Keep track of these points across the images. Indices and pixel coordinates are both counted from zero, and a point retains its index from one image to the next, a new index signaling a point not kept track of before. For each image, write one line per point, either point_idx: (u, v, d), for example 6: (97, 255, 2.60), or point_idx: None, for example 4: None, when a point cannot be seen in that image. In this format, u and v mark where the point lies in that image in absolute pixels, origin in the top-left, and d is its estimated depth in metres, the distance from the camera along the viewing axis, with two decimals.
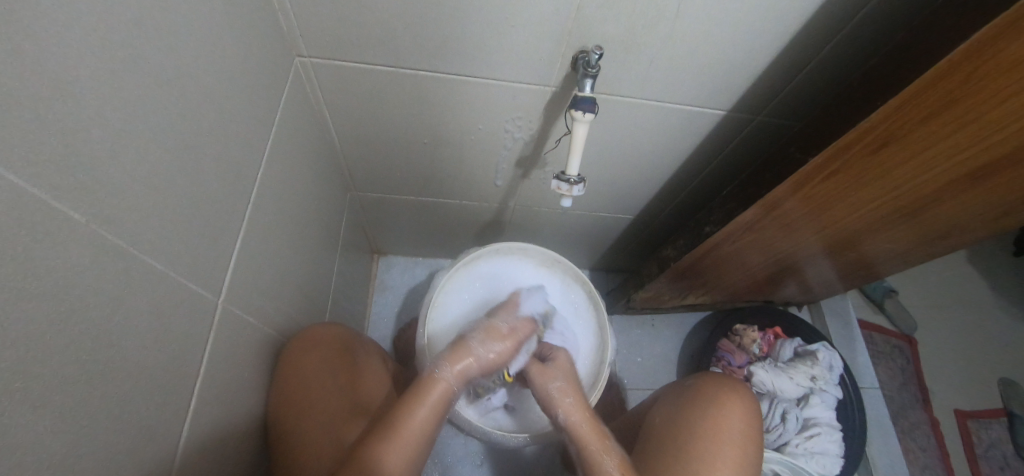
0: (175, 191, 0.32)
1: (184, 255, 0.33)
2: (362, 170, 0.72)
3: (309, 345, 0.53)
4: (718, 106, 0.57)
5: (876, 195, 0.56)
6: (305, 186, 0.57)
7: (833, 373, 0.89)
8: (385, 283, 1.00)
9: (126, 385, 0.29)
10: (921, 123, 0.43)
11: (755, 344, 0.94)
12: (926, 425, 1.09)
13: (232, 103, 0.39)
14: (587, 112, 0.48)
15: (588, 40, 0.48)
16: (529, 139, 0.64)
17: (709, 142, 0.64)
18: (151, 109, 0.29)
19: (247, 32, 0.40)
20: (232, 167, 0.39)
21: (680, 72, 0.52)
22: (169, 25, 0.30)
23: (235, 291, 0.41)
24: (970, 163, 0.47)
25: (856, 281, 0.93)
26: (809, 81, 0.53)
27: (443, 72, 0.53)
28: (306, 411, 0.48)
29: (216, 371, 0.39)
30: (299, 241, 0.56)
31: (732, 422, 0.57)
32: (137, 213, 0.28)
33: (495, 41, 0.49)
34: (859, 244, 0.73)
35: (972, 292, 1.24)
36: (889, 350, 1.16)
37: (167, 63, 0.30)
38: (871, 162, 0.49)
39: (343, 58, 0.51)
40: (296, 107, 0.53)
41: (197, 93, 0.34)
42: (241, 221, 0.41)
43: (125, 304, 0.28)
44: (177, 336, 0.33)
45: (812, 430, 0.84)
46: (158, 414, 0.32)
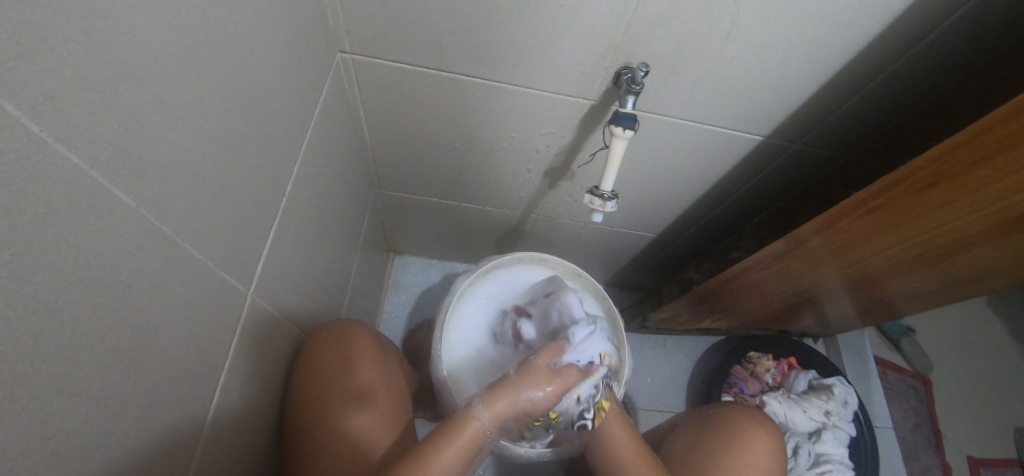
0: (219, 181, 0.32)
1: (222, 246, 0.33)
2: (390, 170, 0.72)
3: (332, 345, 0.52)
4: (758, 132, 0.56)
5: (910, 235, 0.54)
6: (335, 182, 0.57)
7: (847, 409, 0.87)
8: (399, 282, 1.00)
9: (160, 371, 0.29)
10: (969, 169, 0.42)
11: (769, 373, 0.93)
12: (938, 469, 1.06)
13: (277, 97, 0.39)
14: (628, 129, 0.47)
15: (635, 56, 0.47)
16: (561, 151, 0.63)
17: (742, 168, 0.63)
18: (205, 98, 0.29)
19: (296, 26, 0.40)
20: (271, 159, 0.39)
21: (724, 95, 0.51)
22: (229, 15, 0.30)
23: (263, 284, 0.40)
24: (1010, 211, 0.46)
25: (876, 318, 0.91)
26: (851, 115, 0.52)
27: (484, 78, 0.53)
28: (324, 415, 0.47)
29: (241, 363, 0.38)
30: (325, 236, 0.56)
31: (757, 456, 0.56)
32: (184, 202, 0.28)
33: (541, 52, 0.48)
34: (884, 282, 0.71)
35: (992, 338, 1.21)
36: (904, 390, 1.13)
37: (224, 52, 0.30)
38: (917, 202, 0.48)
39: (385, 57, 0.52)
40: (334, 102, 0.53)
41: (246, 86, 0.34)
42: (276, 214, 0.41)
43: (167, 290, 0.28)
44: (210, 325, 0.33)
45: (823, 467, 0.81)
46: (184, 404, 0.31)
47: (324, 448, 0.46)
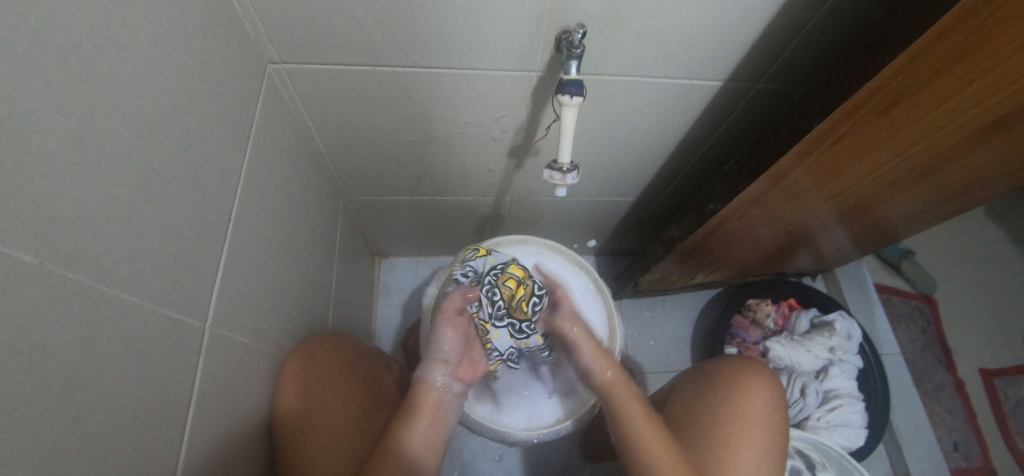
0: (138, 221, 0.31)
1: (157, 287, 0.32)
2: (353, 175, 0.70)
3: (306, 360, 0.52)
4: (714, 78, 0.54)
5: (890, 156, 0.53)
6: (292, 198, 0.56)
7: (852, 343, 0.87)
8: (389, 285, 1.00)
9: (107, 424, 0.28)
10: (932, 80, 0.41)
11: (769, 318, 0.92)
12: (950, 386, 1.06)
13: (194, 123, 0.37)
14: (576, 95, 0.45)
15: (569, 17, 0.44)
16: (519, 129, 0.61)
17: (706, 117, 0.61)
18: (100, 140, 0.28)
19: (204, 46, 0.38)
20: (203, 188, 0.38)
21: (671, 46, 0.49)
22: (105, 46, 0.28)
23: (223, 315, 0.40)
24: (997, 110, 0.44)
25: (873, 246, 0.90)
26: (807, 46, 0.50)
27: (421, 66, 0.51)
28: (313, 424, 0.48)
29: (209, 399, 0.38)
30: (291, 254, 0.55)
31: (756, 407, 0.55)
32: (98, 247, 0.27)
33: (473, 30, 0.46)
34: (875, 208, 0.70)
35: (994, 246, 1.19)
36: (908, 312, 1.13)
37: (108, 86, 0.28)
38: (884, 122, 0.46)
39: (315, 62, 0.50)
40: (273, 117, 0.51)
41: (153, 118, 0.32)
42: (222, 243, 0.40)
43: (98, 339, 0.27)
44: (159, 366, 0.32)
45: (833, 403, 0.82)
46: (144, 450, 0.31)
47: (311, 452, 0.47)
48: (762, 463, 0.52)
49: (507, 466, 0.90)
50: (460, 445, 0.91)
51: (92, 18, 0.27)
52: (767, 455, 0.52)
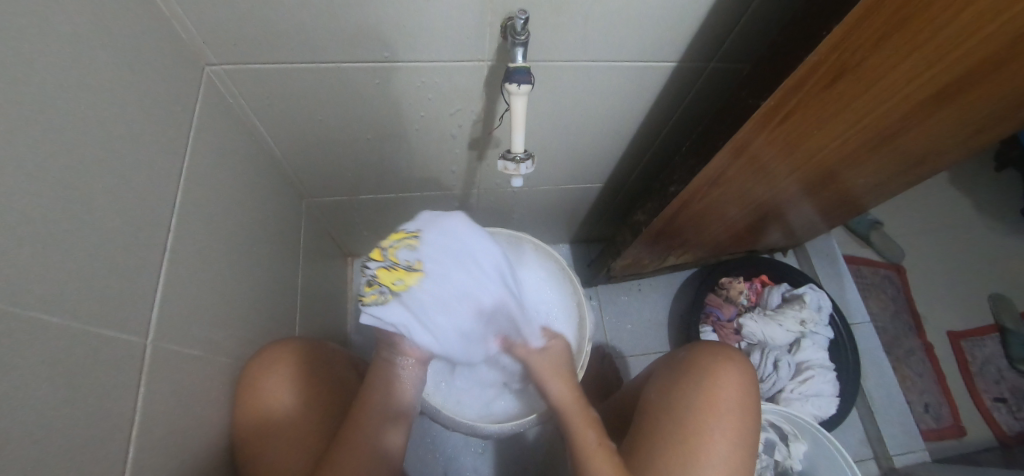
0: (59, 238, 0.29)
1: (89, 304, 0.31)
2: (312, 176, 0.69)
3: (265, 365, 0.51)
4: (668, 59, 0.53)
5: (842, 130, 0.54)
6: (244, 203, 0.54)
7: (822, 314, 0.89)
8: (363, 285, 0.99)
9: (37, 451, 0.27)
10: (870, 53, 0.41)
11: (742, 295, 0.93)
12: (920, 350, 1.09)
13: (122, 132, 0.35)
14: (523, 83, 0.44)
15: (513, 5, 0.43)
16: (475, 120, 0.61)
17: (662, 99, 0.61)
18: (13, 155, 0.26)
19: (128, 50, 0.37)
20: (136, 198, 0.36)
21: (618, 28, 0.48)
22: (15, 57, 0.27)
23: (169, 328, 0.39)
24: (937, 80, 0.45)
25: (838, 219, 0.92)
26: (754, 22, 0.49)
27: (366, 60, 0.49)
28: (270, 432, 0.48)
29: (158, 416, 0.37)
30: (246, 261, 0.53)
31: (727, 390, 0.56)
32: (15, 269, 0.26)
33: (417, 20, 0.45)
34: (836, 181, 0.71)
35: (959, 213, 1.22)
36: (878, 281, 1.16)
37: (23, 97, 0.27)
38: (830, 95, 0.47)
39: (255, 61, 0.48)
40: (216, 120, 0.49)
41: (74, 129, 0.31)
42: (163, 254, 0.39)
43: (20, 365, 0.26)
44: (95, 387, 0.31)
45: (806, 374, 0.84)
46: (85, 473, 0.30)
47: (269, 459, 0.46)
48: (735, 444, 0.53)
49: (491, 459, 0.91)
50: (443, 440, 0.91)
51: (0, 30, 0.26)
52: (740, 439, 0.53)
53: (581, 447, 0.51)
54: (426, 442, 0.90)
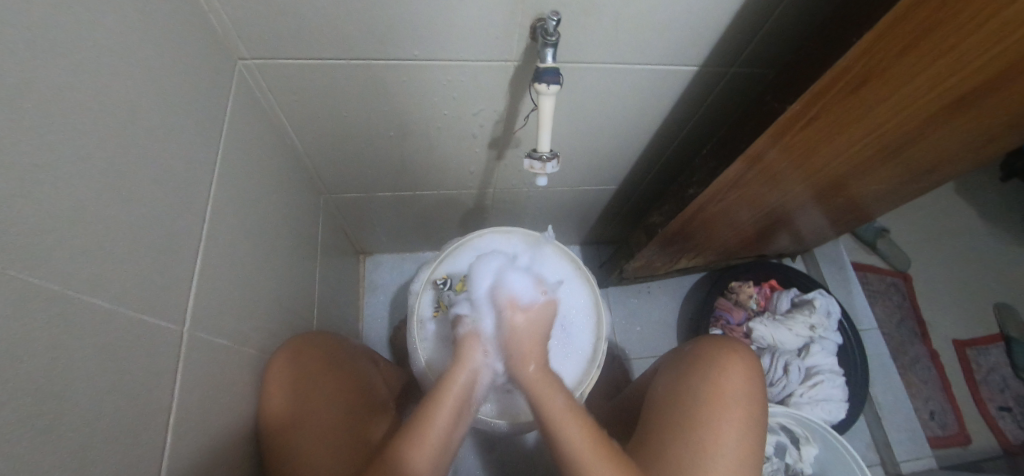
0: (107, 224, 0.30)
1: (132, 289, 0.32)
2: (332, 172, 0.69)
3: (288, 360, 0.52)
4: (690, 63, 0.54)
5: (860, 136, 0.54)
6: (269, 197, 0.54)
7: (831, 319, 0.89)
8: (374, 282, 0.99)
9: (83, 432, 0.27)
10: (896, 60, 0.42)
11: (751, 299, 0.94)
12: (926, 357, 1.10)
13: (162, 122, 0.36)
14: (552, 83, 0.45)
15: (543, 6, 0.44)
16: (498, 120, 0.61)
17: (683, 103, 0.61)
18: (64, 141, 0.27)
19: (169, 41, 0.37)
20: (174, 188, 0.37)
21: (645, 31, 0.49)
22: (63, 44, 0.27)
23: (202, 317, 0.39)
24: (958, 88, 0.46)
25: (849, 225, 0.92)
26: (779, 28, 0.50)
27: (395, 58, 0.50)
28: (295, 426, 0.48)
29: (190, 404, 0.37)
30: (270, 255, 0.54)
31: (734, 383, 0.56)
32: (67, 252, 0.27)
33: (448, 20, 0.46)
34: (849, 187, 0.72)
35: (964, 222, 1.23)
36: (885, 288, 1.17)
37: (70, 84, 0.27)
38: (855, 100, 0.47)
39: (286, 56, 0.48)
40: (246, 114, 0.50)
41: (118, 118, 0.31)
42: (198, 244, 0.39)
43: (70, 348, 0.26)
44: (136, 372, 0.32)
45: (815, 378, 0.84)
46: (125, 455, 0.30)
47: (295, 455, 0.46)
48: (744, 437, 0.53)
49: (500, 458, 0.91)
50: None
51: (47, 17, 0.26)
52: (747, 430, 0.54)
53: (547, 410, 0.50)
54: None
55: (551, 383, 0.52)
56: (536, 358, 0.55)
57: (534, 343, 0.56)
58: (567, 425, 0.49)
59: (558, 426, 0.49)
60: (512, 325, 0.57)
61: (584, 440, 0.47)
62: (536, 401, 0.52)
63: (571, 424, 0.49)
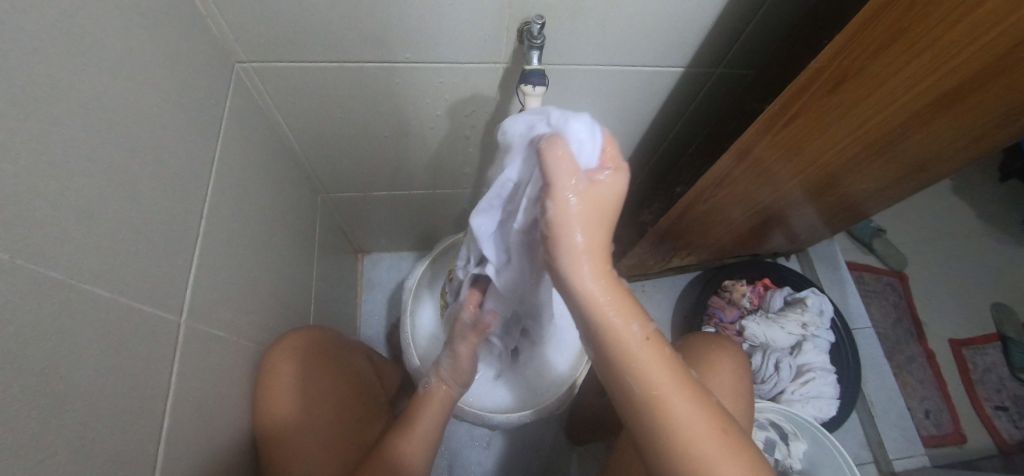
0: (110, 220, 0.32)
1: (133, 281, 0.33)
2: (329, 171, 0.71)
3: (283, 352, 0.53)
4: (676, 64, 0.55)
5: (844, 135, 0.56)
6: (267, 196, 0.56)
7: (824, 317, 0.90)
8: (373, 280, 1.01)
9: (86, 414, 0.29)
10: (870, 61, 0.43)
11: (745, 297, 0.94)
12: (922, 357, 1.10)
13: (163, 123, 0.38)
14: (538, 85, 0.46)
15: (530, 9, 0.46)
16: (489, 120, 0.63)
17: (671, 103, 0.63)
18: (71, 141, 0.29)
19: (170, 47, 0.39)
20: (174, 186, 0.39)
21: (629, 34, 0.50)
22: (71, 51, 0.29)
23: (199, 309, 0.41)
24: (937, 89, 0.47)
25: (842, 224, 0.93)
26: (761, 30, 0.51)
27: (387, 60, 0.52)
28: (290, 421, 0.50)
29: (188, 391, 0.39)
30: (267, 251, 0.56)
31: (721, 378, 0.57)
32: (71, 244, 0.28)
33: (438, 23, 0.47)
34: (839, 185, 0.72)
35: (962, 222, 1.23)
36: (881, 287, 1.17)
37: (77, 88, 0.29)
38: (833, 100, 0.49)
39: (283, 60, 0.50)
40: (244, 115, 0.51)
41: (121, 119, 0.33)
42: (196, 240, 0.41)
43: (72, 333, 0.28)
44: (135, 358, 0.33)
45: (806, 376, 0.85)
46: (125, 438, 0.32)
47: (291, 449, 0.49)
48: None
49: (495, 454, 0.92)
50: (448, 434, 0.93)
51: (57, 28, 0.28)
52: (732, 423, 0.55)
53: (614, 332, 0.40)
54: None
55: (618, 293, 0.40)
56: (598, 260, 0.40)
57: (599, 240, 0.39)
58: (640, 355, 0.40)
59: (632, 358, 0.40)
60: (568, 202, 0.36)
61: (659, 371, 0.39)
62: (603, 331, 0.40)
63: (644, 354, 0.40)
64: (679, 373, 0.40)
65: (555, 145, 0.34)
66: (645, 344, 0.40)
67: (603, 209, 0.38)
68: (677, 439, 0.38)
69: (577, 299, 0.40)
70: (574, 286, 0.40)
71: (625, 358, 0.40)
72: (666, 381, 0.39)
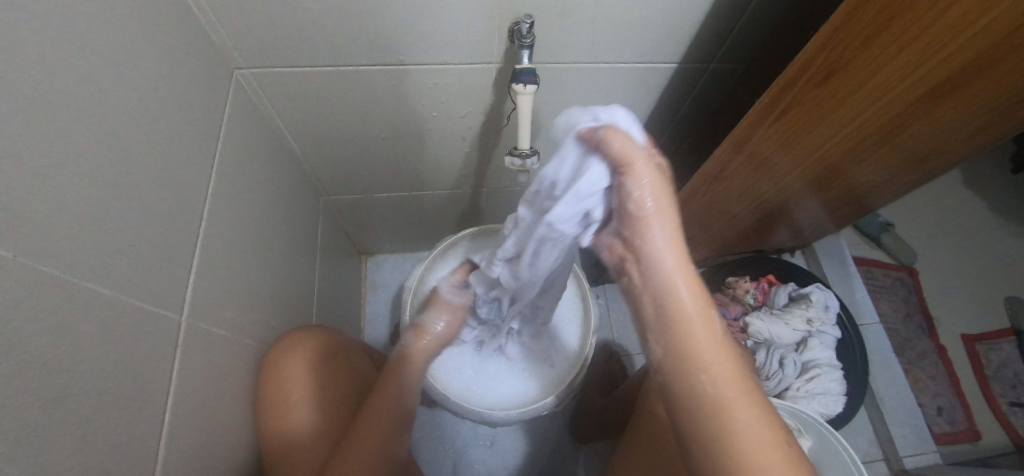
0: (111, 221, 0.33)
1: (133, 280, 0.34)
2: (329, 174, 0.73)
3: (288, 347, 0.54)
4: (668, 60, 0.56)
5: (840, 127, 0.55)
6: (268, 198, 0.58)
7: (830, 313, 0.89)
8: (376, 282, 1.02)
9: (87, 406, 0.30)
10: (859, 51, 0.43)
11: (749, 294, 0.94)
12: (933, 352, 1.08)
13: (163, 128, 0.39)
14: (529, 83, 0.47)
15: (519, 9, 0.46)
16: (484, 120, 0.63)
17: (665, 99, 0.63)
18: (72, 145, 0.30)
19: (168, 54, 0.40)
20: (174, 189, 0.40)
21: (620, 31, 0.51)
22: (71, 59, 0.30)
23: (200, 308, 0.42)
24: (931, 79, 0.46)
25: (847, 218, 0.92)
26: (753, 24, 0.51)
27: (382, 63, 0.53)
28: (289, 407, 0.51)
29: (189, 387, 0.40)
30: (269, 252, 0.57)
31: None
32: (72, 243, 0.29)
33: (430, 26, 0.48)
34: (841, 179, 0.72)
35: (973, 215, 1.21)
36: (889, 283, 1.16)
37: (78, 95, 0.31)
38: (825, 91, 0.49)
39: (280, 65, 0.52)
40: (244, 120, 0.53)
41: (121, 124, 0.34)
42: (196, 241, 0.42)
43: (74, 330, 0.29)
44: (137, 354, 0.34)
45: (812, 372, 0.84)
46: (126, 431, 0.33)
47: (291, 438, 0.50)
48: None
49: (499, 453, 0.92)
50: (452, 433, 0.93)
51: (57, 38, 0.29)
52: None
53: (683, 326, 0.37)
54: (437, 435, 0.93)
55: (694, 287, 0.38)
56: (675, 244, 0.38)
57: (671, 219, 0.38)
58: (712, 354, 0.36)
59: (699, 352, 0.36)
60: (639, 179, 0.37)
61: (729, 372, 0.36)
62: (669, 318, 0.37)
63: (714, 354, 0.36)
64: (751, 387, 0.36)
65: (616, 134, 0.37)
66: (716, 339, 0.37)
67: (671, 190, 0.39)
68: (737, 453, 0.34)
69: (652, 281, 0.38)
70: (648, 269, 0.38)
71: (690, 349, 0.37)
72: (733, 384, 0.35)
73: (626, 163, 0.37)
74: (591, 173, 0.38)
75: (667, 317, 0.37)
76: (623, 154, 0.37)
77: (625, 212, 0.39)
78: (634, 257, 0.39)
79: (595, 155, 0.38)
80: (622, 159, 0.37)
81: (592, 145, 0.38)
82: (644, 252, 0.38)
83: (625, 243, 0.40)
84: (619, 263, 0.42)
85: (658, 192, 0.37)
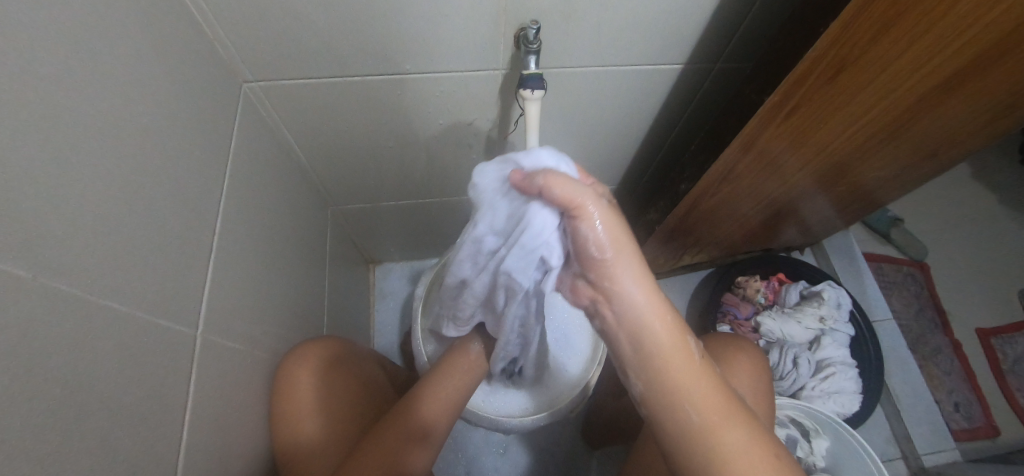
0: (126, 237, 0.33)
1: (148, 296, 0.34)
2: (337, 185, 0.73)
3: (301, 358, 0.54)
4: (674, 61, 0.56)
5: (850, 122, 0.55)
6: (277, 210, 0.58)
7: (842, 311, 0.88)
8: (384, 290, 1.02)
9: (106, 423, 0.30)
10: (869, 47, 0.43)
11: (759, 293, 0.93)
12: (948, 348, 1.06)
13: (175, 143, 0.39)
14: (536, 89, 0.47)
15: (525, 15, 0.46)
16: (491, 126, 0.63)
17: (671, 100, 0.63)
18: (86, 162, 0.30)
19: (178, 70, 0.41)
20: (186, 203, 0.40)
21: (625, 34, 0.51)
22: (85, 77, 0.30)
23: (214, 322, 0.42)
24: (945, 71, 0.46)
25: (856, 215, 0.91)
26: (759, 23, 0.51)
27: (388, 73, 0.53)
28: (302, 417, 0.51)
29: (205, 401, 0.40)
30: (279, 264, 0.57)
31: (741, 381, 0.56)
32: (89, 260, 0.30)
33: (436, 34, 0.48)
34: (850, 175, 0.71)
35: (983, 208, 1.19)
36: (901, 278, 1.14)
37: (91, 112, 0.31)
38: (835, 88, 0.48)
39: (287, 78, 0.52)
40: (252, 133, 0.53)
41: (135, 141, 0.35)
42: (209, 255, 0.42)
43: (92, 348, 0.29)
44: (153, 370, 0.34)
45: (826, 371, 0.83)
46: (144, 447, 0.33)
47: (303, 446, 0.50)
48: None
49: (512, 460, 0.92)
50: (464, 441, 0.93)
51: (72, 57, 0.30)
52: None
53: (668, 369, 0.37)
54: (450, 443, 0.92)
55: (672, 320, 0.38)
56: (645, 280, 0.37)
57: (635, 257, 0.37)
58: (692, 381, 0.37)
59: (678, 382, 0.37)
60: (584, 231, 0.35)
61: (711, 395, 0.37)
62: (644, 352, 0.38)
63: (697, 384, 0.37)
64: (739, 410, 0.37)
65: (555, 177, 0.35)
66: (691, 364, 0.38)
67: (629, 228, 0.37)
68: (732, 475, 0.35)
69: (624, 318, 0.38)
70: (617, 304, 0.37)
71: (670, 380, 0.37)
72: (714, 405, 0.37)
73: (574, 208, 0.35)
74: (537, 224, 0.37)
75: (652, 365, 0.38)
76: (568, 200, 0.35)
77: (586, 257, 0.37)
78: (604, 298, 0.38)
79: (537, 201, 0.36)
80: (570, 203, 0.35)
81: (532, 193, 0.36)
82: (614, 293, 0.37)
83: (592, 285, 0.38)
84: (593, 306, 0.40)
85: (621, 241, 0.36)
